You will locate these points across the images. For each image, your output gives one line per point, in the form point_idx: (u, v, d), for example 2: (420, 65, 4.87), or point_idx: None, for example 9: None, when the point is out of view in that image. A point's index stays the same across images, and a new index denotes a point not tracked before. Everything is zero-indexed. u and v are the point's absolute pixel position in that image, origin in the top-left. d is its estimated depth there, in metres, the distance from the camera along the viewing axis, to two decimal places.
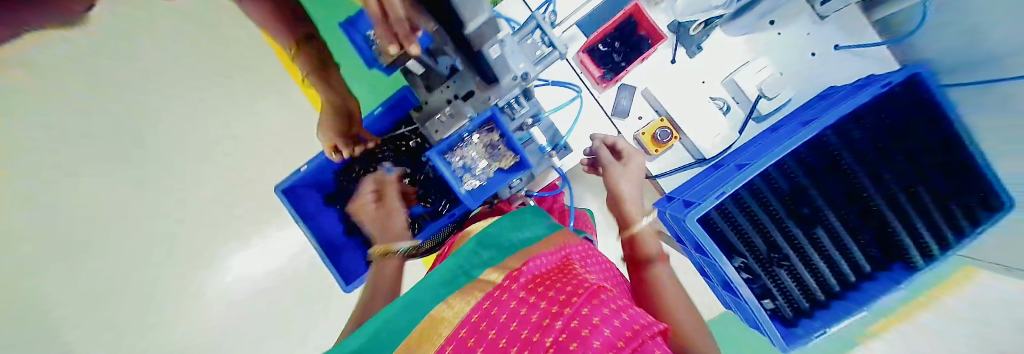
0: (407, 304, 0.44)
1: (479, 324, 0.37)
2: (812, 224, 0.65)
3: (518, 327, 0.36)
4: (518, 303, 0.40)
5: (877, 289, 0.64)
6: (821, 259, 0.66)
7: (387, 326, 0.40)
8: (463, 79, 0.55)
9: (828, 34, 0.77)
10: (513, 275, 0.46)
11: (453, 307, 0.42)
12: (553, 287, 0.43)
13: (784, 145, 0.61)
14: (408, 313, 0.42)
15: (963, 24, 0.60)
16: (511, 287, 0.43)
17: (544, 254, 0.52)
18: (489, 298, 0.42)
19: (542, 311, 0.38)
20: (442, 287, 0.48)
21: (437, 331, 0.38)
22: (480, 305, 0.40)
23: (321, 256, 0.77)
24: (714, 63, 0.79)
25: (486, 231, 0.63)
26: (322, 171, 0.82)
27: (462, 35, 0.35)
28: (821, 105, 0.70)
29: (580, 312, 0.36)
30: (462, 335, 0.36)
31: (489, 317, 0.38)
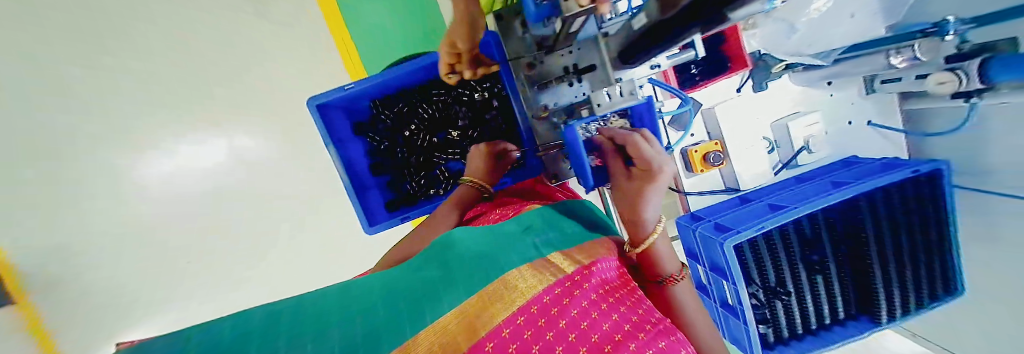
0: (478, 260, 0.45)
1: (550, 308, 0.37)
2: (816, 270, 0.74)
3: (590, 328, 0.36)
4: (588, 305, 0.39)
5: (845, 333, 0.75)
6: (813, 300, 0.75)
7: (461, 277, 0.41)
8: (589, 49, 0.49)
9: (867, 108, 0.83)
10: (583, 270, 0.45)
11: (527, 279, 0.42)
12: (623, 299, 0.42)
13: (822, 200, 0.66)
14: (481, 269, 0.43)
15: (981, 136, 0.67)
16: (585, 286, 0.42)
17: (610, 258, 0.50)
18: (559, 287, 0.41)
19: (613, 319, 0.38)
20: (514, 253, 0.48)
21: (505, 299, 0.38)
22: (552, 289, 0.40)
23: (347, 190, 0.70)
24: (768, 105, 0.84)
25: (548, 210, 0.63)
26: (360, 96, 0.72)
27: (699, 23, 0.29)
28: (847, 168, 0.79)
29: (652, 339, 0.35)
30: (534, 311, 0.36)
31: (562, 305, 0.38)
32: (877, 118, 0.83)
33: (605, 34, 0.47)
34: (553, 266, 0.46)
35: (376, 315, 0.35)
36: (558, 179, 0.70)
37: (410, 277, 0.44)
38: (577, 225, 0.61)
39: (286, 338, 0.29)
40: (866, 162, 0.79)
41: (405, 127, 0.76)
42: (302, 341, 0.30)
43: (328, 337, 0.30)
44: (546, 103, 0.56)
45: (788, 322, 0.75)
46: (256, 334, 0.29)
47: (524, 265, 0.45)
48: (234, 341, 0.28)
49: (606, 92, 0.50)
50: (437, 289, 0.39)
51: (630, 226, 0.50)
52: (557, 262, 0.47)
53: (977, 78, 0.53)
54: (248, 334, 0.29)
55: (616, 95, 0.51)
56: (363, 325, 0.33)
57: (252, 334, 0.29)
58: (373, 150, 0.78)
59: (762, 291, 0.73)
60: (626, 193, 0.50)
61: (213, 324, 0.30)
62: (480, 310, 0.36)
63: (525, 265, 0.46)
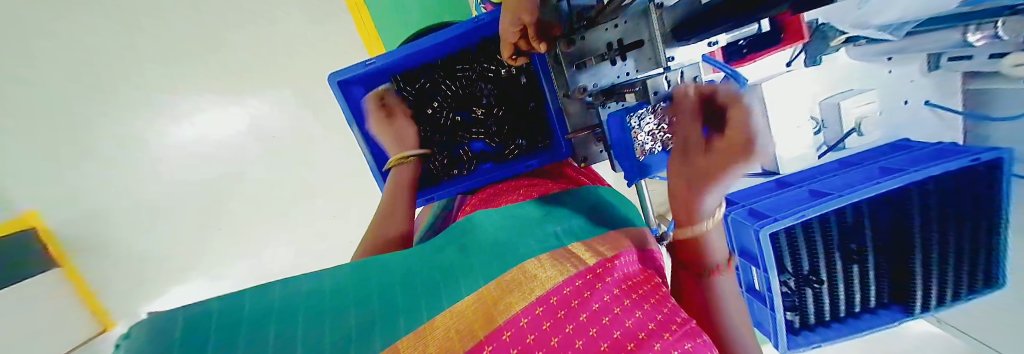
0: (499, 246, 0.41)
1: (569, 301, 0.33)
2: (853, 260, 0.71)
3: (612, 324, 0.31)
4: (609, 299, 0.34)
5: (874, 321, 0.74)
6: (845, 289, 0.73)
7: (482, 263, 0.37)
8: (637, 23, 0.44)
9: (927, 87, 0.76)
10: (604, 262, 0.40)
11: (545, 269, 0.37)
12: (648, 295, 0.37)
13: (868, 189, 0.62)
14: (502, 255, 0.39)
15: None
16: (606, 280, 0.37)
17: (631, 251, 0.45)
18: (581, 278, 0.36)
19: (638, 315, 0.33)
20: (533, 241, 0.44)
21: (520, 290, 0.33)
22: (574, 280, 0.35)
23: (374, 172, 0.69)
24: (816, 83, 0.78)
25: (569, 198, 0.59)
26: (381, 72, 0.68)
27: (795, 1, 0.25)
28: (895, 154, 0.74)
29: (678, 340, 0.30)
30: (553, 302, 0.32)
31: (583, 298, 0.33)
32: (937, 97, 0.77)
33: (659, 4, 0.42)
34: (574, 257, 0.40)
35: (390, 298, 0.31)
36: (588, 163, 0.66)
37: (426, 257, 0.40)
38: (602, 214, 0.56)
39: (309, 315, 0.27)
40: (919, 147, 0.74)
41: (429, 105, 0.73)
42: (319, 321, 0.27)
43: (342, 319, 0.28)
44: (585, 85, 0.52)
45: (816, 309, 0.74)
46: (274, 310, 0.27)
47: (544, 254, 0.41)
48: (252, 319, 0.25)
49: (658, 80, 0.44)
50: (455, 275, 0.35)
51: (685, 209, 0.42)
52: (577, 252, 0.42)
53: None
54: (268, 310, 0.27)
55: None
56: (377, 308, 0.30)
57: (270, 314, 0.26)
58: None
59: (793, 279, 0.72)
60: (703, 167, 0.40)
61: (238, 292, 0.28)
62: (499, 302, 0.32)
63: (545, 253, 0.41)
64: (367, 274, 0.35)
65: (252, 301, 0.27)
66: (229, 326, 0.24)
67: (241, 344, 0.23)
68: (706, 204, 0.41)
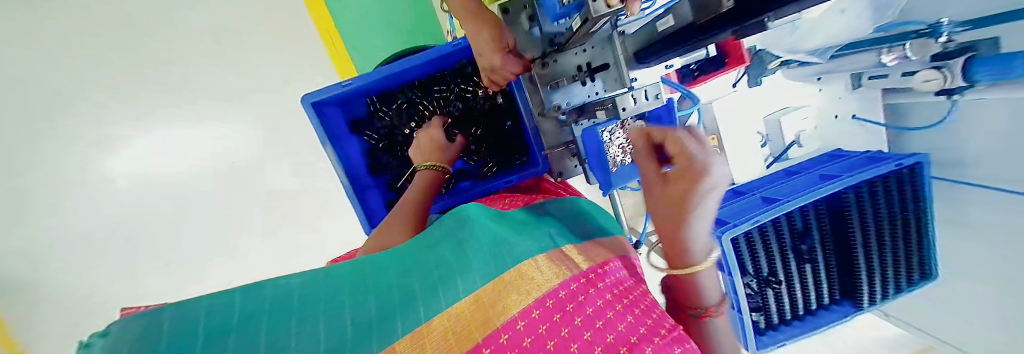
0: (498, 239, 0.41)
1: (564, 304, 0.33)
2: (806, 259, 0.78)
3: (605, 328, 0.31)
4: (603, 302, 0.35)
5: (828, 317, 0.80)
6: (802, 288, 0.79)
7: (483, 257, 0.37)
8: (602, 48, 0.48)
9: (853, 102, 0.86)
10: (597, 266, 0.41)
11: (542, 271, 0.38)
12: (639, 302, 0.37)
13: (813, 192, 0.69)
14: (502, 252, 0.39)
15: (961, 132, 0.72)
16: (599, 286, 0.37)
17: (621, 258, 0.46)
18: (576, 282, 0.37)
19: (631, 319, 0.33)
20: (530, 240, 0.44)
21: (519, 293, 0.33)
22: (569, 283, 0.35)
23: (348, 193, 0.68)
24: (759, 100, 0.86)
25: (552, 205, 0.59)
26: (356, 93, 0.69)
27: (734, 28, 0.30)
28: (837, 162, 0.82)
29: (668, 345, 0.30)
30: (549, 306, 0.33)
31: (577, 302, 0.34)
32: (861, 111, 0.86)
33: (620, 32, 0.47)
34: (568, 259, 0.42)
35: (385, 296, 0.31)
36: (563, 177, 0.68)
37: (422, 254, 0.39)
38: (588, 221, 0.57)
39: (301, 320, 0.26)
40: (853, 156, 0.83)
41: (405, 125, 0.73)
42: (312, 318, 0.27)
43: (336, 317, 0.27)
44: (558, 103, 0.52)
45: (778, 309, 0.80)
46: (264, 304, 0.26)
47: (541, 255, 0.41)
48: (246, 314, 0.25)
49: (632, 95, 0.46)
50: (453, 267, 0.35)
51: (675, 252, 0.40)
52: (571, 256, 0.43)
53: (960, 75, 0.58)
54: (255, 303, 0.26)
55: (643, 98, 0.46)
56: (371, 306, 0.30)
57: (257, 318, 0.25)
58: (370, 149, 0.74)
59: (755, 280, 0.77)
60: (667, 197, 0.40)
61: (224, 291, 0.26)
62: (496, 305, 0.31)
63: (542, 255, 0.41)
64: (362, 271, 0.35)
65: (246, 293, 0.26)
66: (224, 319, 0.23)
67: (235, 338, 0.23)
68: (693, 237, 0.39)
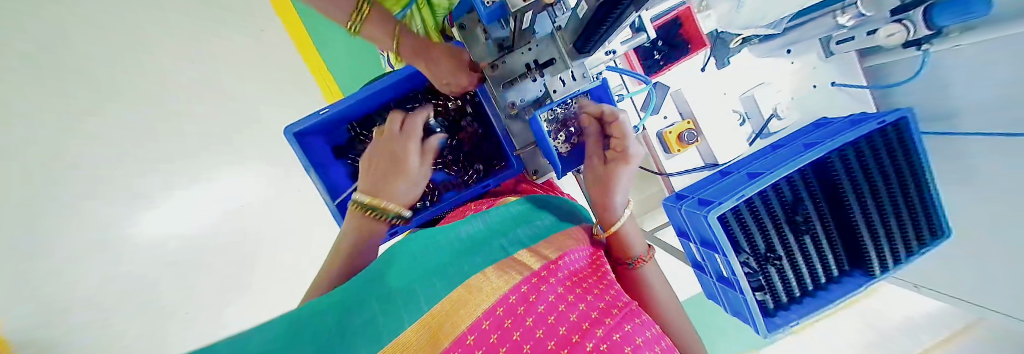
0: (449, 264, 0.42)
1: (515, 308, 0.34)
2: (807, 230, 0.74)
3: (558, 321, 0.33)
4: (553, 299, 0.36)
5: (839, 291, 0.77)
6: (805, 262, 0.76)
7: (435, 280, 0.38)
8: (547, 44, 0.52)
9: (829, 71, 0.86)
10: (547, 266, 0.41)
11: (492, 280, 0.38)
12: (592, 288, 0.40)
13: (794, 162, 0.68)
14: (449, 273, 0.39)
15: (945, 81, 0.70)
16: (551, 281, 0.38)
17: (579, 250, 0.47)
18: (527, 283, 0.37)
19: (583, 307, 0.36)
20: (483, 254, 0.44)
21: (471, 301, 0.34)
22: (517, 287, 0.36)
23: (335, 215, 0.71)
24: (731, 80, 0.87)
25: (525, 204, 0.60)
26: (339, 118, 0.74)
27: None
28: (820, 130, 0.80)
29: (619, 324, 0.34)
30: (500, 313, 0.33)
31: (528, 302, 0.35)
32: (841, 78, 0.85)
33: (558, 28, 0.51)
34: (519, 264, 0.42)
35: (345, 332, 0.29)
36: (539, 174, 0.70)
37: (376, 279, 0.39)
38: (552, 216, 0.58)
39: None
40: (835, 123, 0.81)
41: None
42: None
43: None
44: (513, 100, 0.55)
45: (784, 287, 0.76)
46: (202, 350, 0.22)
47: (490, 266, 0.41)
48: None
49: (560, 78, 0.52)
50: (405, 294, 0.35)
51: (602, 207, 0.54)
52: (522, 259, 0.43)
53: (922, 24, 0.58)
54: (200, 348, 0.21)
55: (569, 81, 0.52)
56: (336, 344, 0.27)
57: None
58: (354, 171, 0.77)
59: (752, 258, 0.75)
60: (599, 173, 0.55)
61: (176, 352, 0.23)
62: (459, 308, 0.33)
63: (491, 267, 0.41)
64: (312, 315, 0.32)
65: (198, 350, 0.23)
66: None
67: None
68: (616, 201, 0.52)
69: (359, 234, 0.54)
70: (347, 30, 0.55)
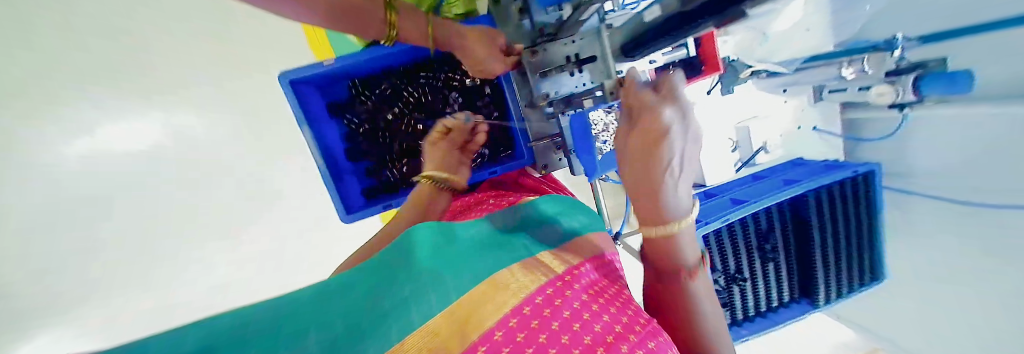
0: (477, 251, 0.41)
1: (541, 309, 0.32)
2: (769, 258, 0.82)
3: (583, 329, 0.32)
4: (578, 306, 0.35)
5: (787, 314, 0.86)
6: (764, 286, 0.84)
7: (469, 263, 0.37)
8: (591, 40, 0.50)
9: (814, 115, 0.92)
10: (570, 271, 0.40)
11: (517, 277, 0.36)
12: (616, 298, 0.39)
13: (776, 196, 0.74)
14: (477, 262, 0.37)
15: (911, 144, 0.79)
16: (575, 287, 0.38)
17: (593, 259, 0.45)
18: (551, 286, 0.36)
19: (607, 318, 0.34)
20: (509, 249, 0.43)
21: (495, 297, 0.32)
22: (543, 288, 0.35)
23: (325, 178, 0.65)
24: (729, 108, 0.91)
25: (549, 201, 0.59)
26: (341, 72, 0.66)
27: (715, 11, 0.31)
28: (799, 169, 0.88)
29: (642, 340, 0.32)
30: (526, 312, 0.31)
31: (554, 306, 0.33)
32: (821, 124, 0.93)
33: (608, 26, 0.49)
34: (543, 266, 0.41)
35: (372, 307, 0.27)
36: (547, 170, 0.68)
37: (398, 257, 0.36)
38: (578, 217, 0.57)
39: (292, 327, 0.22)
40: (811, 164, 0.89)
41: (388, 110, 0.70)
42: (308, 332, 0.22)
43: (331, 324, 0.24)
44: (546, 92, 0.53)
45: (743, 305, 0.84)
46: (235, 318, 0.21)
47: (516, 263, 0.40)
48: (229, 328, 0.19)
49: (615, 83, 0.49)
50: (443, 268, 0.33)
51: (648, 210, 0.40)
52: (545, 261, 0.42)
53: (910, 90, 0.64)
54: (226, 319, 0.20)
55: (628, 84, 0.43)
56: (378, 310, 0.26)
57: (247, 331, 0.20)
58: (349, 133, 0.71)
59: (723, 277, 0.81)
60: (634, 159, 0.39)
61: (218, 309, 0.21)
62: (480, 301, 0.30)
63: (517, 263, 0.40)
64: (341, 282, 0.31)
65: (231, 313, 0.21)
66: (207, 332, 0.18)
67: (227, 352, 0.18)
68: (667, 204, 0.39)
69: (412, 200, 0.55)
70: (386, 44, 0.47)
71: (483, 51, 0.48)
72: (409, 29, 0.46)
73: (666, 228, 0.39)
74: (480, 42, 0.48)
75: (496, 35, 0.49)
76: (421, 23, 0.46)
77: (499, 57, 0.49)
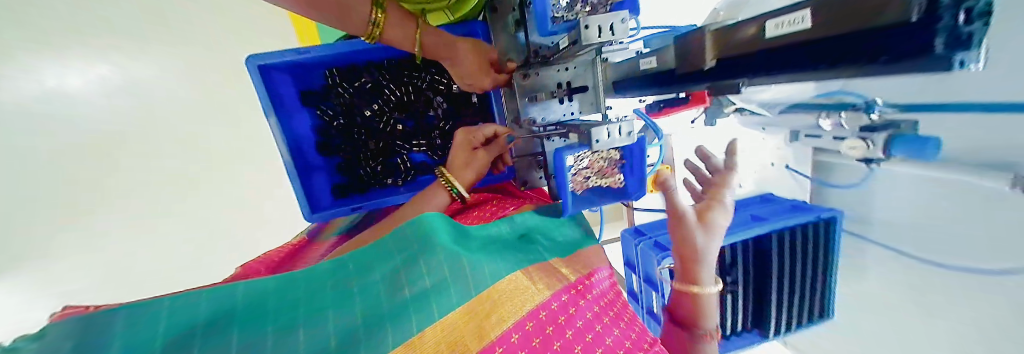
0: (499, 248, 0.43)
1: (556, 316, 0.35)
2: (728, 290, 0.85)
3: (595, 341, 0.35)
4: (588, 318, 0.37)
5: (739, 342, 0.91)
6: (720, 314, 0.87)
7: (495, 255, 0.40)
8: (585, 69, 0.48)
9: (787, 155, 0.94)
10: (580, 279, 0.42)
11: (534, 280, 0.38)
12: (622, 312, 0.41)
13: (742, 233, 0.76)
14: (485, 260, 0.38)
15: (871, 196, 0.83)
16: (588, 297, 0.39)
17: (603, 269, 0.46)
18: (564, 292, 0.38)
19: (617, 332, 0.37)
20: (520, 252, 0.44)
21: (507, 307, 0.33)
22: (559, 295, 0.37)
23: (290, 173, 0.61)
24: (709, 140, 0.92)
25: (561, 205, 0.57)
26: (317, 61, 0.61)
27: (712, 84, 0.30)
28: (767, 205, 0.93)
29: None
30: (542, 317, 0.34)
31: (568, 315, 0.36)
32: (794, 164, 0.95)
33: (604, 59, 0.47)
34: (557, 272, 0.42)
35: (354, 304, 0.32)
36: (528, 187, 0.66)
37: (404, 242, 0.37)
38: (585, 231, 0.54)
39: (270, 322, 0.29)
40: (779, 201, 0.94)
41: (366, 106, 0.66)
42: (323, 312, 0.30)
43: (348, 306, 0.31)
44: (534, 117, 0.52)
45: None
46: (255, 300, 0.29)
47: (533, 265, 0.41)
48: (246, 302, 0.29)
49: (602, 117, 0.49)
50: (472, 255, 0.37)
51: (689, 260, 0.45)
52: (556, 265, 0.43)
53: (880, 147, 0.66)
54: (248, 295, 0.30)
55: (617, 133, 0.37)
56: (397, 298, 0.32)
57: (229, 320, 0.28)
58: (322, 126, 0.66)
59: None
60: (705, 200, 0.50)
61: (223, 288, 0.29)
62: (482, 313, 0.32)
63: (532, 265, 0.41)
64: (376, 252, 0.37)
65: (213, 299, 0.28)
66: (222, 306, 0.28)
67: (232, 327, 0.27)
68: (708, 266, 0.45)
69: (433, 198, 0.53)
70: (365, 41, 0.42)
71: (472, 65, 0.45)
72: (398, 37, 0.42)
73: (705, 285, 0.45)
74: (471, 57, 0.45)
75: (488, 49, 0.47)
76: (409, 31, 0.42)
77: (488, 74, 0.46)
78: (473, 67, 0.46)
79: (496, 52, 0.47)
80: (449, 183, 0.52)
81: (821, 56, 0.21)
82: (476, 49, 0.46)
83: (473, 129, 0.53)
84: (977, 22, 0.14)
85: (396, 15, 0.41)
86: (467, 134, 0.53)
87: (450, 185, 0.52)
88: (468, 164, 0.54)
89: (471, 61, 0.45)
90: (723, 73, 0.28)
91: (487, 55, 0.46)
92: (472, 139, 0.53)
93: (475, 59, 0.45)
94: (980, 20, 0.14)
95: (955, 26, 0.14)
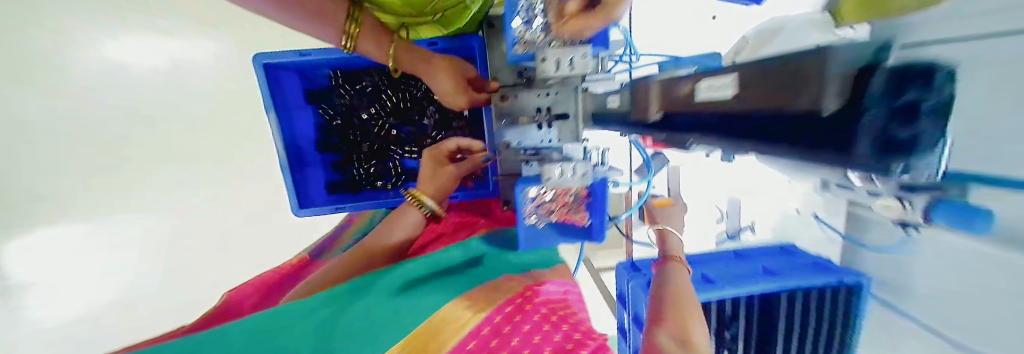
0: (445, 277, 0.45)
1: (501, 328, 0.38)
2: (725, 347, 0.77)
3: (541, 343, 0.37)
4: (532, 324, 0.39)
5: None
6: None
7: (433, 288, 0.41)
8: (567, 97, 0.45)
9: (814, 204, 0.84)
10: (524, 293, 0.43)
11: (475, 302, 0.40)
12: (572, 314, 0.42)
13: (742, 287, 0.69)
14: (425, 295, 0.40)
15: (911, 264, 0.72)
16: (533, 305, 0.41)
17: (554, 281, 0.46)
18: (509, 305, 0.40)
19: (563, 330, 0.39)
20: (464, 276, 0.45)
21: (447, 332, 0.37)
22: (502, 309, 0.39)
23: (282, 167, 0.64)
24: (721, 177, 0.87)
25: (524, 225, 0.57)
26: (322, 62, 0.63)
27: (672, 133, 0.26)
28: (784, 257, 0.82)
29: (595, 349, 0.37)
30: (486, 332, 0.37)
31: (513, 323, 0.38)
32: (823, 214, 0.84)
33: (585, 88, 0.46)
34: (501, 287, 0.43)
35: None
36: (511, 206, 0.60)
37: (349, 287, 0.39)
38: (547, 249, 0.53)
39: None
40: (802, 254, 0.82)
41: (363, 109, 0.68)
42: None
43: None
44: (509, 140, 0.49)
45: None
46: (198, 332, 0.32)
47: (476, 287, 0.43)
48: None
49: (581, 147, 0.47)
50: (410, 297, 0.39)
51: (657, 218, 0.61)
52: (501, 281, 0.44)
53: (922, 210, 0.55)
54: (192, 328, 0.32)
55: (571, 173, 0.36)
56: None
57: None
58: (322, 125, 0.69)
59: None
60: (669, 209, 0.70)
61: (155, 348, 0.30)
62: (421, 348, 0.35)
63: (475, 288, 0.43)
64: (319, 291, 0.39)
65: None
66: None
67: None
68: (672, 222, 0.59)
69: (399, 218, 0.52)
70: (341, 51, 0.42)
71: (450, 82, 0.44)
72: (377, 49, 0.42)
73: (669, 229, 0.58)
74: (448, 74, 0.44)
75: (466, 67, 0.47)
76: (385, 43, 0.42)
77: (468, 92, 0.45)
78: (452, 85, 0.45)
79: (474, 72, 0.47)
80: (418, 198, 0.51)
81: (754, 129, 0.18)
82: (453, 65, 0.46)
83: (442, 145, 0.53)
84: (925, 121, 0.11)
85: (373, 28, 0.41)
86: (434, 151, 0.53)
87: (421, 204, 0.51)
88: (439, 181, 0.53)
89: (448, 78, 0.45)
90: (682, 121, 0.24)
91: (465, 73, 0.46)
92: (439, 155, 0.53)
93: (453, 75, 0.45)
94: (930, 122, 0.11)
95: (889, 130, 0.12)
